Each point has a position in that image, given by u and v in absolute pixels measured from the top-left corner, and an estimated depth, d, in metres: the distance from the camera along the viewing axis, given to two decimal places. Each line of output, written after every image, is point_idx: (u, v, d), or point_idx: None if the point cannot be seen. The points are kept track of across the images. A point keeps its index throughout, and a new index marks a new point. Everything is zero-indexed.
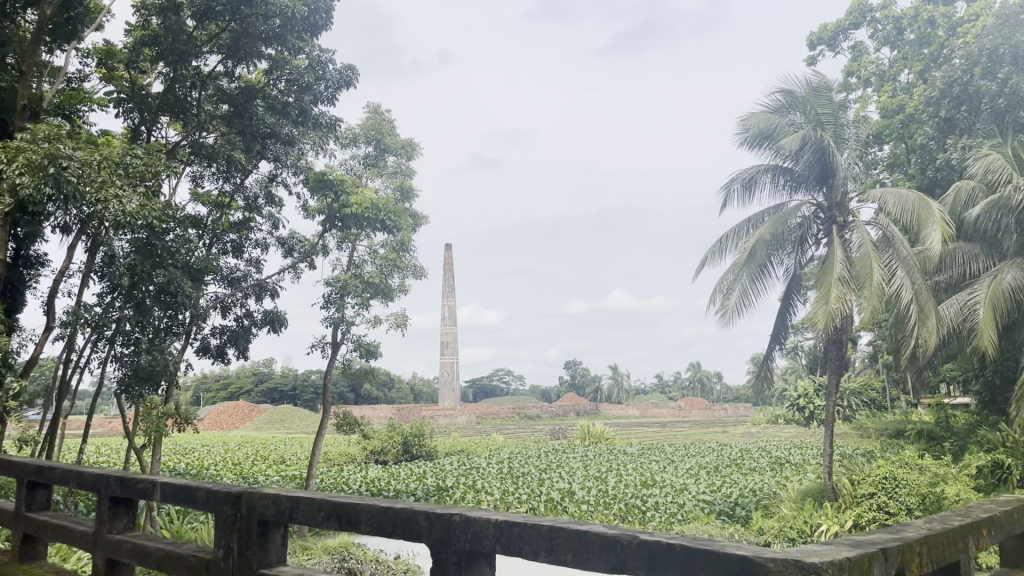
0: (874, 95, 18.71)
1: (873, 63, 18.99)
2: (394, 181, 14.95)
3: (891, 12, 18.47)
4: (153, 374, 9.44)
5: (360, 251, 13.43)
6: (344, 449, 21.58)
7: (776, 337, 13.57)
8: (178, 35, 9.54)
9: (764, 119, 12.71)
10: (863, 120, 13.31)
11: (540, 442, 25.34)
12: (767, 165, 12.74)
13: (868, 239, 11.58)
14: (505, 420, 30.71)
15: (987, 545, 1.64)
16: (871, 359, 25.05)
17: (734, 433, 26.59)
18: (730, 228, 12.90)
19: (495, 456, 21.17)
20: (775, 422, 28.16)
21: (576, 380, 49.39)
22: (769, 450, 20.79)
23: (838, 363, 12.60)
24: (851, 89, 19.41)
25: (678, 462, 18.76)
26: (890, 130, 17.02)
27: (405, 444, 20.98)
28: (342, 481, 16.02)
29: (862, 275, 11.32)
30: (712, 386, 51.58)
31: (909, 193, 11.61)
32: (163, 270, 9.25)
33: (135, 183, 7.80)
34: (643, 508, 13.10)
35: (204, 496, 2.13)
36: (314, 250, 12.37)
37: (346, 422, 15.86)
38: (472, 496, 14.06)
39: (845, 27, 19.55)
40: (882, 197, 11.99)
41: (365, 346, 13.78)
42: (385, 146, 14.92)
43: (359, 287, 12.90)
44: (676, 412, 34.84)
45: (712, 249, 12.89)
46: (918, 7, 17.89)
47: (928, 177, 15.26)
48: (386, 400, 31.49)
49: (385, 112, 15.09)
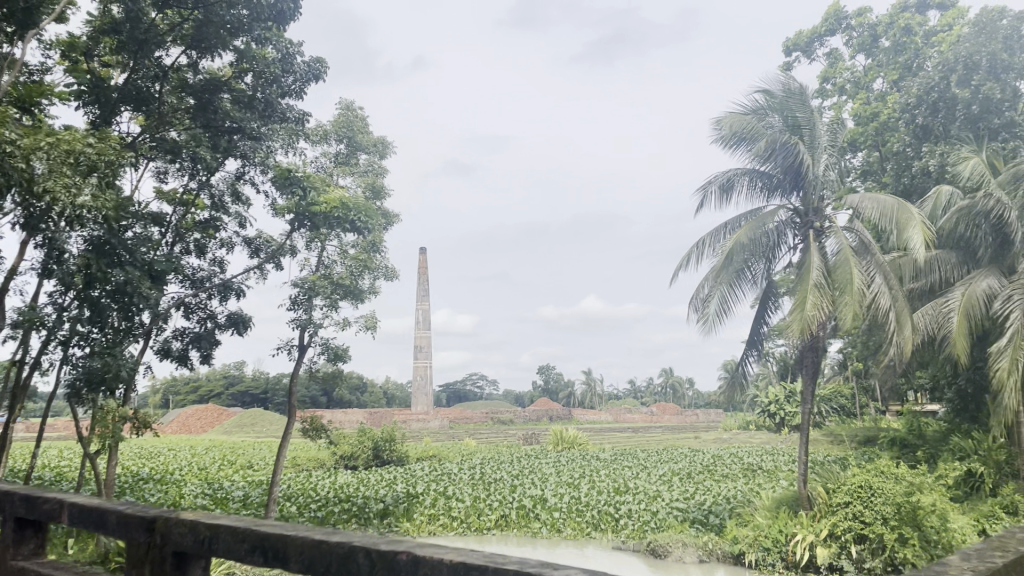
0: (849, 102, 18.74)
1: (848, 69, 19.03)
2: (365, 180, 14.75)
3: (867, 19, 18.56)
4: (106, 379, 8.97)
5: (330, 251, 13.17)
6: (314, 454, 21.17)
7: (752, 344, 13.44)
8: (139, 24, 9.26)
9: (741, 122, 12.55)
10: (839, 125, 13.29)
11: (512, 447, 25.08)
12: (743, 168, 12.63)
13: (846, 244, 11.49)
14: (478, 425, 30.41)
15: None
16: (841, 366, 25.10)
17: (706, 439, 26.51)
18: (707, 232, 12.76)
19: (466, 462, 20.87)
20: (747, 428, 28.13)
21: (549, 385, 49.12)
22: (741, 456, 20.72)
23: (814, 369, 12.48)
24: (827, 96, 19.45)
25: (652, 468, 18.60)
26: (865, 138, 17.06)
27: (375, 449, 20.61)
28: (309, 487, 15.62)
29: (840, 281, 11.23)
30: (684, 392, 51.68)
31: (887, 198, 11.58)
32: (120, 268, 8.88)
33: (87, 173, 7.44)
34: (617, 516, 12.88)
35: (114, 521, 1.86)
36: (281, 250, 12.01)
37: (314, 427, 15.45)
38: (442, 503, 13.74)
39: (821, 34, 19.57)
40: (860, 201, 11.95)
41: (333, 350, 13.45)
42: (356, 144, 14.63)
43: (328, 288, 12.57)
44: (649, 418, 34.72)
45: (688, 254, 12.74)
46: (893, 14, 17.96)
47: (904, 184, 15.09)
48: (357, 404, 31.07)
49: (356, 109, 14.74)
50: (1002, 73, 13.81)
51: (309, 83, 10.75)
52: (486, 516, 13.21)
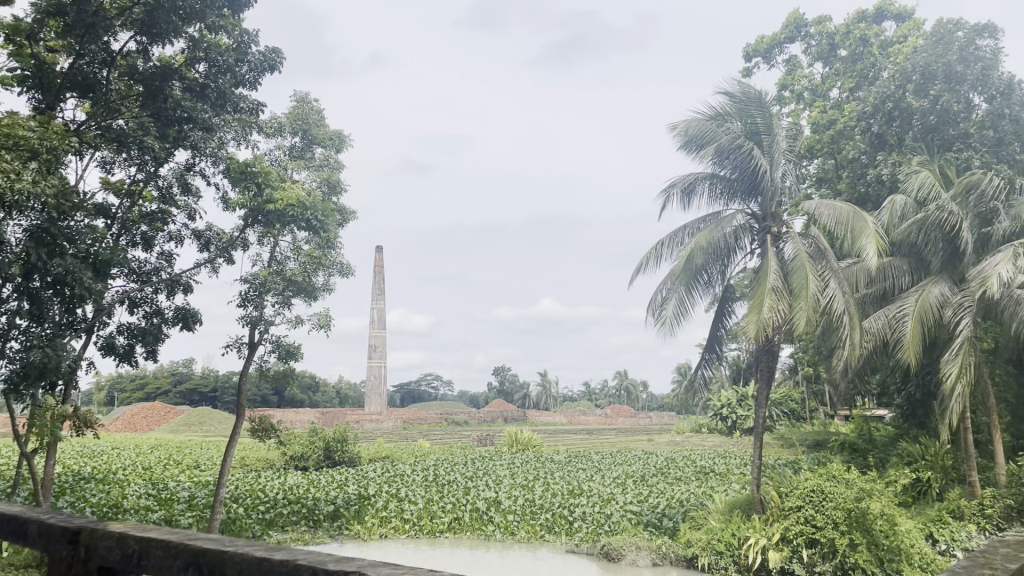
0: (806, 109, 19.00)
1: (806, 77, 19.30)
2: (320, 174, 14.45)
3: (825, 28, 18.82)
4: (44, 373, 8.57)
5: (283, 248, 12.86)
6: (264, 454, 20.74)
7: (709, 347, 13.51)
8: (85, 7, 8.91)
9: (698, 128, 12.50)
10: (797, 132, 13.45)
11: (466, 448, 24.91)
12: (703, 174, 12.67)
13: (803, 250, 11.57)
14: (432, 425, 30.17)
15: None
16: (792, 371, 25.45)
17: (659, 441, 26.66)
18: (666, 234, 12.76)
19: (420, 463, 20.63)
20: (699, 430, 28.36)
21: (505, 386, 49.04)
22: (693, 459, 20.87)
23: (768, 373, 12.58)
24: (785, 103, 19.70)
25: (606, 470, 18.60)
26: (821, 145, 17.30)
27: (327, 450, 20.27)
28: (257, 487, 15.24)
29: (796, 286, 11.31)
30: (637, 394, 52.02)
31: (843, 205, 11.68)
32: (61, 259, 8.52)
33: (26, 159, 7.12)
34: (571, 518, 12.81)
35: (33, 532, 1.67)
36: (232, 245, 11.68)
37: (262, 427, 15.05)
38: (394, 505, 13.50)
39: (780, 41, 19.82)
40: (817, 208, 11.99)
41: (285, 348, 13.14)
42: (312, 137, 14.34)
43: (280, 285, 12.27)
44: (603, 420, 34.85)
45: (647, 257, 12.73)
46: (850, 24, 18.27)
47: (859, 192, 15.34)
48: (310, 403, 30.58)
49: (312, 102, 14.44)
50: (957, 85, 14.09)
51: (265, 73, 10.47)
52: (439, 519, 13.05)
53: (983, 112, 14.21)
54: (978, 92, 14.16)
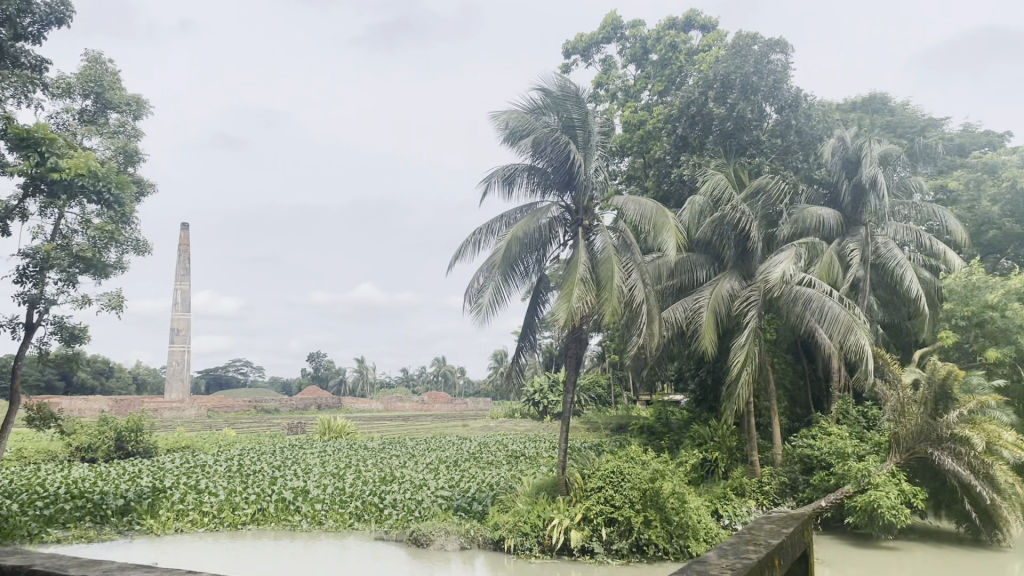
0: (619, 109, 19.87)
1: (619, 78, 20.18)
2: (116, 142, 13.34)
3: (639, 32, 19.74)
4: None
5: (70, 220, 11.76)
6: (45, 446, 18.96)
7: (524, 335, 13.87)
8: None
9: (519, 120, 12.75)
10: (609, 128, 13.95)
11: (275, 436, 24.04)
12: (522, 165, 12.93)
13: (610, 244, 12.10)
14: (240, 413, 28.88)
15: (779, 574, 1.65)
16: (600, 358, 26.67)
17: (473, 427, 27.04)
18: (484, 222, 12.91)
19: (224, 452, 19.68)
20: (512, 416, 29.05)
21: (319, 372, 47.86)
22: (505, 443, 21.37)
23: (576, 360, 13.07)
24: (600, 100, 20.49)
25: (419, 456, 18.63)
26: (631, 143, 18.16)
27: (119, 440, 18.85)
28: (35, 482, 13.92)
29: (603, 277, 11.83)
30: (454, 380, 52.51)
31: (647, 201, 12.32)
32: None
33: None
34: (381, 505, 12.73)
35: None
36: (8, 215, 10.52)
37: (42, 416, 13.73)
38: (193, 498, 12.78)
39: (597, 40, 20.58)
40: (624, 203, 12.56)
41: (70, 329, 12.05)
42: (107, 101, 13.20)
43: (66, 260, 11.23)
44: (419, 406, 34.88)
45: (465, 244, 12.83)
46: (661, 31, 19.28)
47: (665, 190, 16.29)
48: (101, 390, 28.31)
49: (107, 63, 13.28)
50: (752, 95, 15.23)
51: (50, 27, 9.59)
52: (242, 511, 12.52)
53: (773, 122, 15.43)
54: (770, 103, 15.33)
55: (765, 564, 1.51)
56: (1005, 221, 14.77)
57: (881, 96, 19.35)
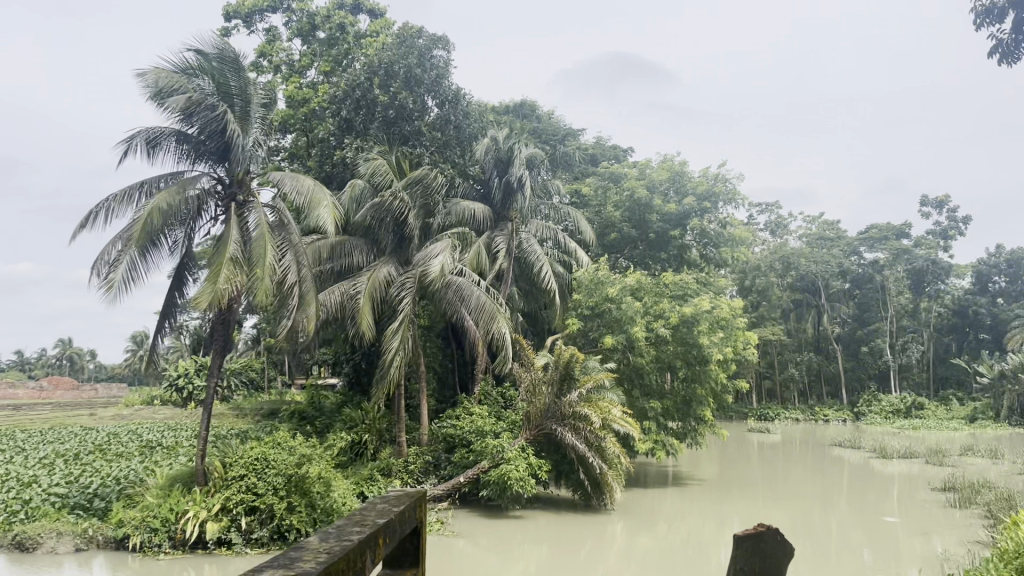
0: (282, 84, 19.15)
1: (284, 52, 19.43)
2: None
3: (306, 7, 19.18)
4: None
5: None
6: None
7: (166, 315, 12.71)
8: None
9: (171, 79, 11.68)
10: (271, 100, 13.32)
11: None
12: (170, 129, 11.85)
13: (264, 221, 11.58)
14: None
15: (382, 553, 1.65)
16: (253, 341, 25.59)
17: (102, 415, 24.34)
18: (121, 188, 11.60)
19: None
20: (151, 403, 26.71)
21: None
22: (139, 433, 19.54)
23: (223, 343, 12.19)
24: (262, 72, 19.57)
25: (29, 450, 16.26)
26: (294, 121, 17.59)
27: None
28: None
29: (255, 255, 11.28)
30: (82, 365, 46.89)
31: (305, 179, 12.02)
32: None
33: None
34: None
35: None
36: None
37: None
38: None
39: (262, 9, 19.63)
40: (280, 179, 12.08)
41: None
42: None
43: None
44: (35, 394, 30.55)
45: (96, 210, 11.41)
46: (330, 10, 18.95)
47: (325, 171, 16.01)
48: None
49: None
50: (414, 87, 15.66)
51: None
52: None
53: (433, 116, 16.04)
54: (431, 96, 15.92)
55: (367, 546, 1.50)
56: (624, 225, 16.82)
57: (530, 103, 21.01)
